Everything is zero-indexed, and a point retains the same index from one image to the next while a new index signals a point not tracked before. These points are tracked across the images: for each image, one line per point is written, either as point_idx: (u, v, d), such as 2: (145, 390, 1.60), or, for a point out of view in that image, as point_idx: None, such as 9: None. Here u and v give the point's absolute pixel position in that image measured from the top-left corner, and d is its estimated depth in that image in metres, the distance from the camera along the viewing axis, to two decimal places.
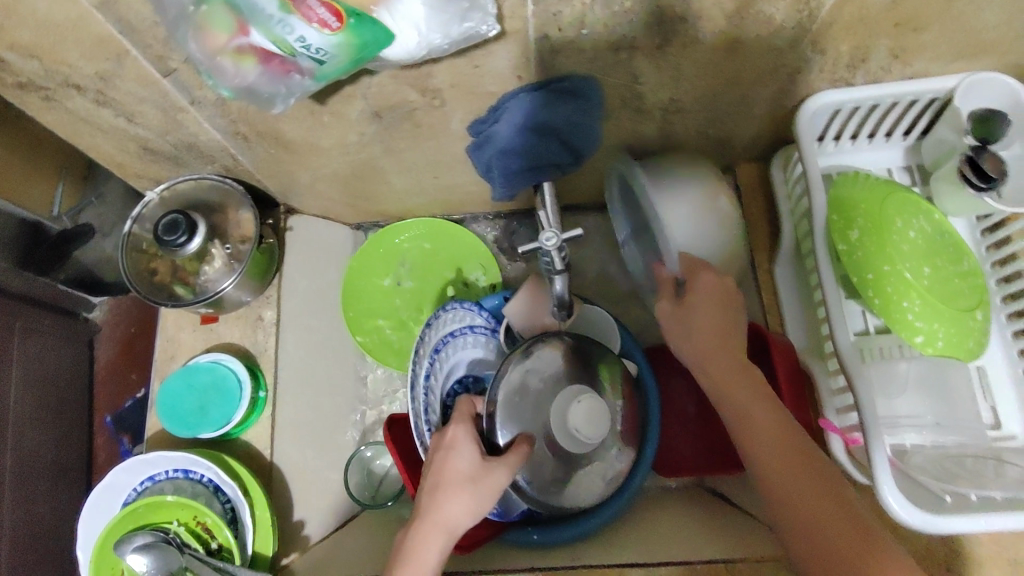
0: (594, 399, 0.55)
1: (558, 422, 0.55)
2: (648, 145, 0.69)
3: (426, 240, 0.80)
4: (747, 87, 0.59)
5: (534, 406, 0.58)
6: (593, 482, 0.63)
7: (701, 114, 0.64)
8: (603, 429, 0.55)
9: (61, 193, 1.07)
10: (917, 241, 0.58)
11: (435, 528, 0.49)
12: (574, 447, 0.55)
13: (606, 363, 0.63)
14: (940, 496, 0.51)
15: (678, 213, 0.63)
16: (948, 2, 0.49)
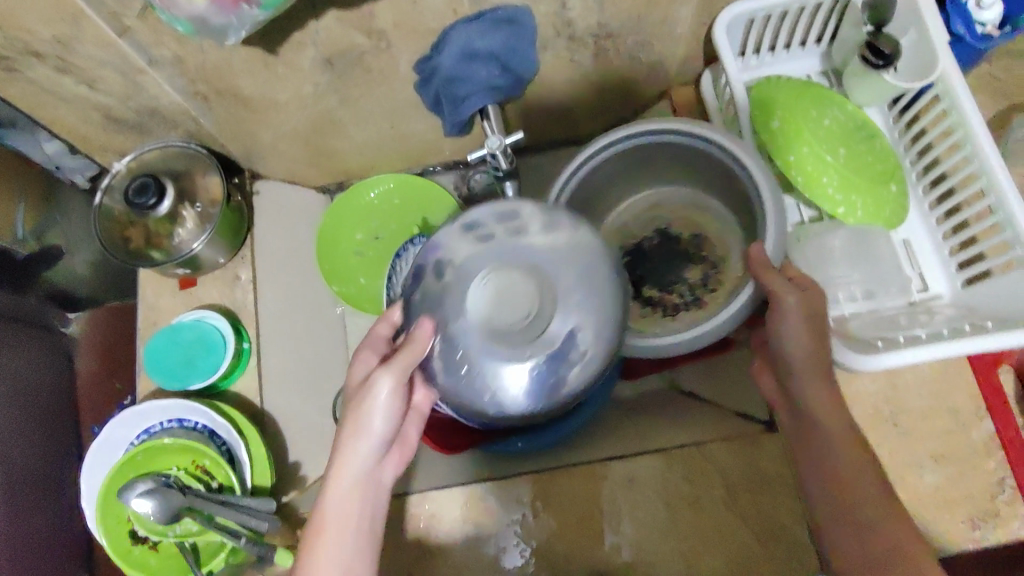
0: (513, 270, 0.47)
1: (474, 308, 0.47)
2: (586, 74, 0.74)
3: (390, 193, 0.84)
4: (668, 6, 0.64)
5: (450, 289, 0.48)
6: (550, 369, 0.46)
7: (630, 38, 0.68)
8: (529, 303, 0.46)
9: (21, 215, 1.00)
10: (831, 126, 0.63)
11: (340, 476, 0.48)
12: (505, 339, 0.46)
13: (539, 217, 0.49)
14: (874, 347, 0.57)
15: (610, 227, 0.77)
16: None
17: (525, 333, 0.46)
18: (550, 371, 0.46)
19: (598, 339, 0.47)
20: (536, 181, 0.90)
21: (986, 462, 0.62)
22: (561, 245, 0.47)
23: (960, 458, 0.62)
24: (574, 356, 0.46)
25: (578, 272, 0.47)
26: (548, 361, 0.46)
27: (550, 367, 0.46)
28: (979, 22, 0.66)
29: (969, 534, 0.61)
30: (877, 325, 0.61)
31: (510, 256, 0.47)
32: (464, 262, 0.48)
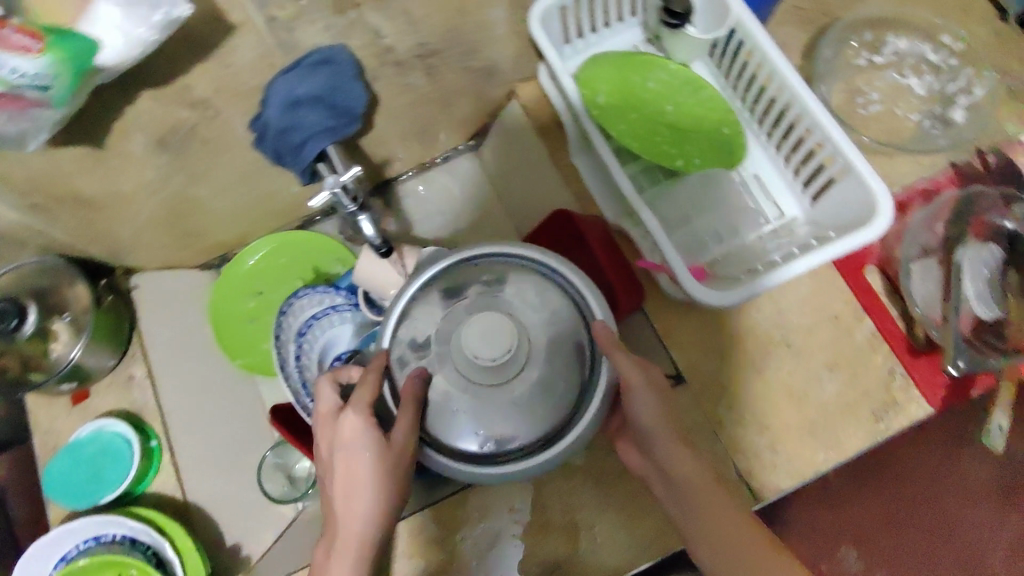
0: (489, 317, 0.51)
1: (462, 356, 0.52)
2: (426, 94, 0.76)
3: (275, 254, 0.83)
4: (480, 12, 0.67)
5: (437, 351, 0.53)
6: (534, 406, 0.52)
7: (456, 50, 0.71)
8: (501, 349, 0.51)
9: None
10: (657, 88, 0.67)
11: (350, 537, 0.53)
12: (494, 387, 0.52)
13: (502, 267, 0.55)
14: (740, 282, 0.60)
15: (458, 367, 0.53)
16: None
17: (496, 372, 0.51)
18: (535, 412, 0.52)
19: (568, 369, 0.53)
20: (416, 207, 0.90)
21: (875, 358, 0.66)
22: (526, 288, 0.54)
23: (852, 361, 0.66)
24: (553, 385, 0.53)
25: (544, 310, 0.54)
26: (532, 398, 0.52)
27: (537, 402, 0.52)
28: None
29: (876, 427, 0.64)
30: (741, 261, 0.65)
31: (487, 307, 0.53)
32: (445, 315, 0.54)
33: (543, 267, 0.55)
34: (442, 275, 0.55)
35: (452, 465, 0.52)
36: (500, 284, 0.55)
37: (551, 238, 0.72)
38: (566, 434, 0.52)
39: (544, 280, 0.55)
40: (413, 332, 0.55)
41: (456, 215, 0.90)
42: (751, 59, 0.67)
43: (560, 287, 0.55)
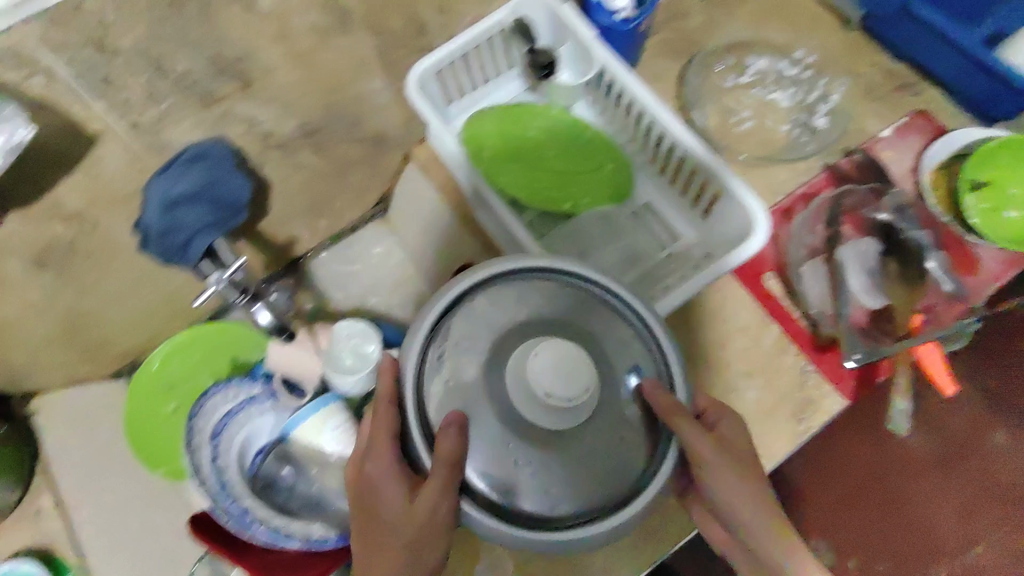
0: (560, 348, 0.44)
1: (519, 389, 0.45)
2: (318, 171, 0.76)
3: (183, 354, 0.77)
4: (355, 86, 0.68)
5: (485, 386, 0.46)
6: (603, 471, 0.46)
7: (339, 125, 0.72)
8: (573, 387, 0.43)
9: None
10: (537, 136, 0.71)
11: None
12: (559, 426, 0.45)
13: (556, 299, 0.49)
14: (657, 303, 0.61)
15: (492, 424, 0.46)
16: None
17: (555, 416, 0.44)
18: (588, 473, 0.46)
19: (628, 432, 0.47)
20: (331, 282, 0.87)
21: (787, 361, 0.68)
22: (608, 316, 0.49)
23: (768, 368, 0.68)
24: (615, 440, 0.47)
25: (608, 340, 0.49)
26: (601, 453, 0.46)
27: (601, 457, 0.46)
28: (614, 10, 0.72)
29: (799, 428, 0.66)
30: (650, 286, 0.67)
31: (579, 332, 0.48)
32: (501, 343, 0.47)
33: (598, 295, 0.50)
34: (496, 295, 0.49)
35: (490, 528, 0.45)
36: (559, 307, 0.49)
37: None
38: (635, 499, 0.46)
39: (615, 311, 0.50)
40: (457, 361, 0.47)
41: (371, 282, 0.87)
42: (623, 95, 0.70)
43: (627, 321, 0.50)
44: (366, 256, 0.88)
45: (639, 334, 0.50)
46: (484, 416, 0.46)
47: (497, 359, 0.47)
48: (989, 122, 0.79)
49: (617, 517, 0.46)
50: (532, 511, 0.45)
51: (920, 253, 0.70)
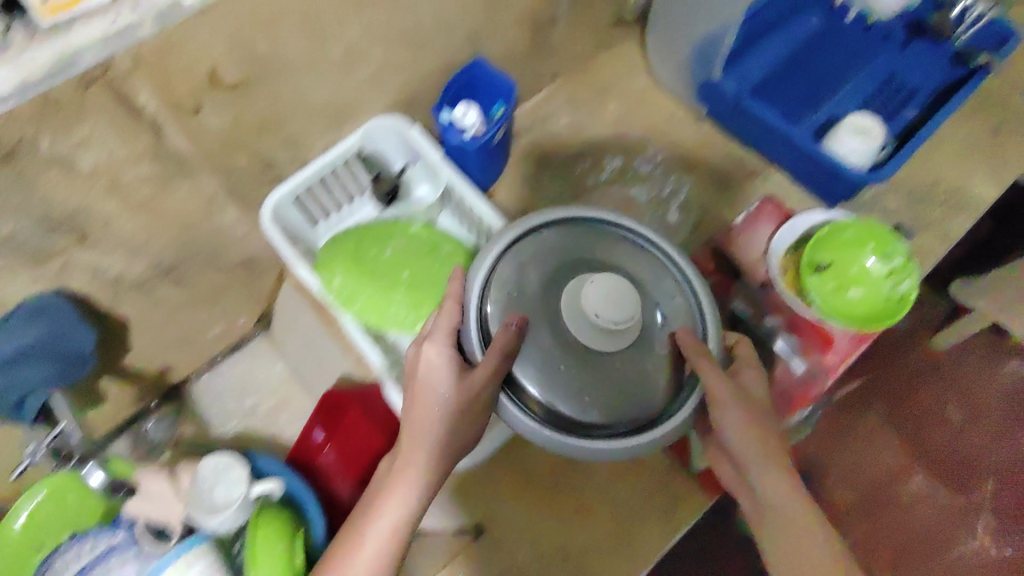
0: (611, 280, 0.53)
1: (576, 310, 0.54)
2: (186, 300, 0.76)
3: (49, 502, 0.70)
4: (209, 221, 0.69)
5: (556, 291, 0.56)
6: (643, 377, 0.56)
7: (199, 257, 0.72)
8: (625, 313, 0.52)
9: None
10: (393, 255, 0.70)
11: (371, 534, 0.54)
12: (632, 335, 0.55)
13: (581, 239, 0.59)
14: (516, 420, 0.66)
15: (644, 269, 0.59)
16: (273, 99, 0.63)
17: (629, 328, 0.54)
18: (630, 380, 0.55)
19: (695, 317, 0.59)
20: (213, 406, 0.86)
21: None
22: (641, 257, 0.60)
23: None
24: (637, 369, 0.55)
25: (652, 270, 0.60)
26: (630, 375, 0.55)
27: (633, 378, 0.55)
28: (463, 128, 0.76)
29: None
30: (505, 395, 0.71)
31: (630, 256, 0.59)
32: (553, 269, 0.57)
33: (649, 246, 0.61)
34: (549, 229, 0.59)
35: (532, 422, 0.54)
36: (602, 248, 0.59)
37: (331, 417, 0.77)
38: (646, 432, 0.55)
39: (653, 253, 0.61)
40: (507, 286, 0.56)
41: (257, 401, 0.87)
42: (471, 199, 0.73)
43: (666, 265, 0.60)
44: (249, 377, 0.88)
45: (672, 273, 0.60)
46: (539, 326, 0.55)
47: (558, 277, 0.56)
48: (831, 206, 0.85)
49: (631, 438, 0.54)
50: (571, 413, 0.54)
51: (767, 338, 0.76)
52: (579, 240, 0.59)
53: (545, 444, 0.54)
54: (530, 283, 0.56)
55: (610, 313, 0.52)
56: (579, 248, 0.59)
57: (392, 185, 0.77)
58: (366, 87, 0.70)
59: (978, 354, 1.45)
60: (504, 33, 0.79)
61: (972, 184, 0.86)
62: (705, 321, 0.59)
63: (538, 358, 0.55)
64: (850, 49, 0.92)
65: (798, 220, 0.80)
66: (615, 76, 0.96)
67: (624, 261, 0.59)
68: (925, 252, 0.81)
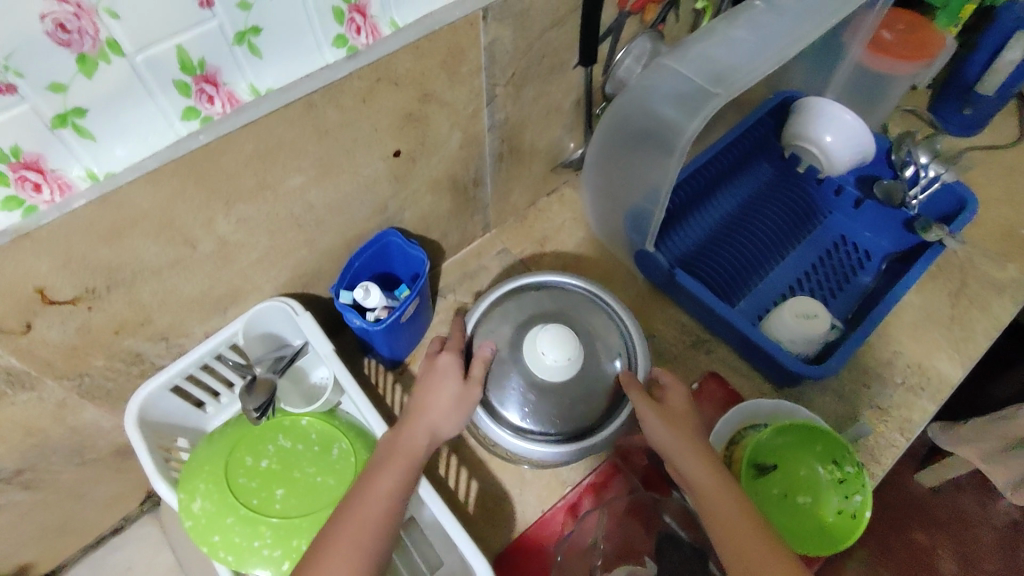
0: (559, 328, 0.66)
1: (531, 349, 0.67)
2: (47, 500, 0.67)
3: None
4: (66, 423, 0.61)
5: (517, 341, 0.69)
6: (586, 399, 0.67)
7: (58, 457, 0.64)
8: (567, 352, 0.65)
9: None
10: (271, 466, 0.61)
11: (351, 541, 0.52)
12: (580, 368, 0.67)
13: (558, 296, 0.73)
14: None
15: (598, 321, 0.71)
16: (134, 299, 0.57)
17: (568, 368, 0.66)
18: (571, 407, 0.66)
19: (635, 364, 0.69)
20: None
21: None
22: (598, 313, 0.72)
23: None
24: (582, 394, 0.67)
25: (604, 326, 0.71)
26: (573, 401, 0.67)
27: (577, 402, 0.67)
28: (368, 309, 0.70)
29: None
30: None
31: (589, 309, 0.72)
32: (523, 321, 0.71)
33: (607, 305, 0.72)
34: (521, 290, 0.73)
35: (493, 429, 0.66)
36: (560, 303, 0.72)
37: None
38: (586, 444, 0.65)
39: (613, 316, 0.72)
40: (484, 327, 0.71)
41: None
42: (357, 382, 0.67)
43: (617, 322, 0.72)
44: (129, 568, 0.79)
45: (621, 327, 0.71)
46: (504, 361, 0.68)
47: (525, 326, 0.70)
48: (777, 385, 0.78)
49: (569, 449, 0.65)
50: (525, 425, 0.66)
51: None
52: (547, 302, 0.72)
53: (505, 446, 0.66)
54: (505, 327, 0.71)
55: (550, 355, 0.65)
56: (574, 289, 0.74)
57: (267, 392, 0.64)
58: (253, 272, 0.64)
59: (968, 493, 1.32)
60: (418, 200, 0.74)
61: (933, 359, 0.79)
62: (641, 366, 0.69)
63: (501, 388, 0.67)
64: (795, 202, 0.90)
65: (746, 401, 0.74)
66: (553, 226, 0.92)
67: (586, 311, 0.72)
68: (879, 442, 0.73)
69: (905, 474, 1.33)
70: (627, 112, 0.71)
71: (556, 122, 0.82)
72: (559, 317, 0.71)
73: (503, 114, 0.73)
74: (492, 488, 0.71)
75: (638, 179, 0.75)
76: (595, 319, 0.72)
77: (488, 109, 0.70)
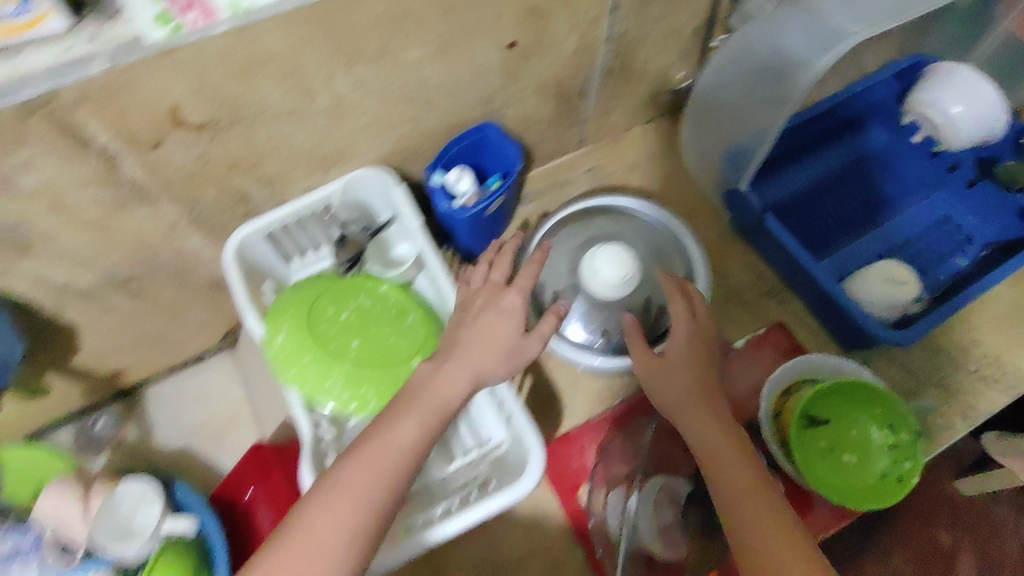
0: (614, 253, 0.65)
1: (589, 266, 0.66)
2: (144, 313, 0.74)
3: None
4: (172, 244, 0.67)
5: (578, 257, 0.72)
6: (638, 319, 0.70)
7: (160, 275, 0.70)
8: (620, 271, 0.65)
9: None
10: (350, 319, 0.65)
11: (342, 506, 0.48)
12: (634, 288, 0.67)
13: (627, 223, 0.75)
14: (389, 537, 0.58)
15: (662, 253, 0.73)
16: (251, 140, 0.60)
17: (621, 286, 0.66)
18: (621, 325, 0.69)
19: None
20: (162, 412, 0.85)
21: None
22: (663, 244, 0.73)
23: None
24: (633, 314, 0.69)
25: (666, 257, 0.73)
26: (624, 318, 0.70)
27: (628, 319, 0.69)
28: (456, 194, 0.73)
29: None
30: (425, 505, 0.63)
31: (654, 240, 0.74)
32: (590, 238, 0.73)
33: (674, 238, 0.73)
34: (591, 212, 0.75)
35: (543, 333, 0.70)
36: (628, 229, 0.74)
37: (256, 471, 0.74)
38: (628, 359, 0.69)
39: (678, 248, 0.73)
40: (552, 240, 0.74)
41: (214, 415, 0.86)
42: (438, 264, 0.70)
43: (681, 256, 0.73)
44: (206, 390, 0.87)
45: (684, 261, 0.72)
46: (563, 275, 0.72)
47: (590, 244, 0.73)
48: (844, 347, 0.77)
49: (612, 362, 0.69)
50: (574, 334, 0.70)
51: None
52: (614, 226, 0.74)
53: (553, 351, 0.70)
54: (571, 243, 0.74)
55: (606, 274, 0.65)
56: (645, 219, 0.75)
57: (353, 250, 0.74)
58: (358, 138, 0.67)
59: (1007, 508, 1.28)
60: (522, 99, 0.75)
61: (1014, 355, 0.76)
62: None
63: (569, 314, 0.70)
64: (903, 173, 0.86)
65: (810, 354, 0.73)
66: (645, 153, 0.91)
67: (652, 240, 0.74)
68: (937, 424, 0.72)
69: (942, 475, 1.29)
70: (757, 45, 0.69)
71: (673, 45, 0.80)
72: (625, 241, 0.73)
73: (624, 25, 0.71)
74: (544, 387, 0.73)
75: (749, 117, 0.73)
76: (660, 249, 0.73)
77: (609, 18, 0.69)
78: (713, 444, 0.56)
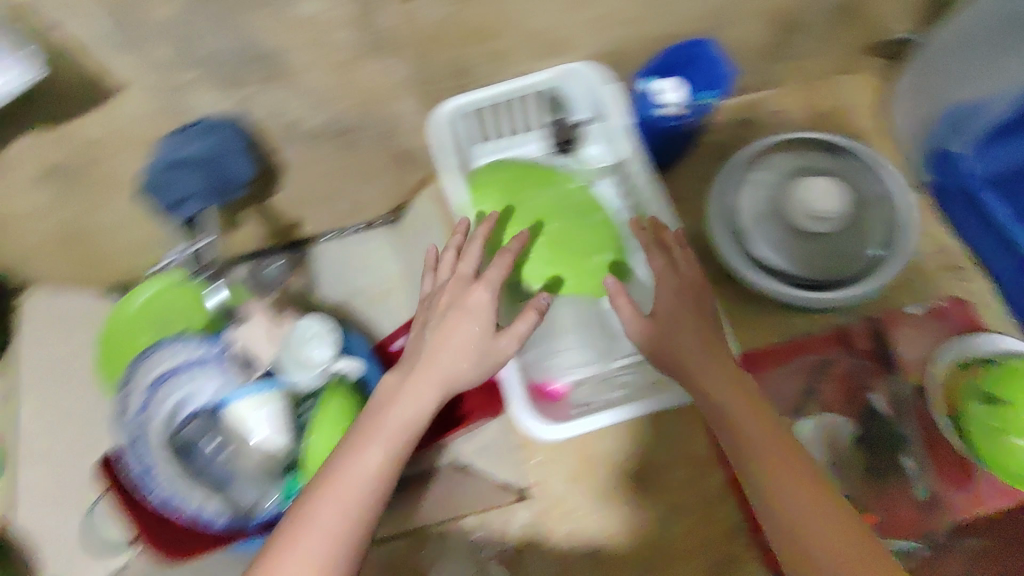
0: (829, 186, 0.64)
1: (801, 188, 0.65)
2: (339, 168, 0.78)
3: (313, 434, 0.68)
4: (387, 103, 0.70)
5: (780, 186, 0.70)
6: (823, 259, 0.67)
7: (366, 132, 0.74)
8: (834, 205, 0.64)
9: None
10: (545, 206, 0.69)
11: (314, 526, 0.48)
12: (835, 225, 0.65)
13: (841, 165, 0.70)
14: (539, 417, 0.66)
15: (870, 208, 0.68)
16: (492, 9, 0.61)
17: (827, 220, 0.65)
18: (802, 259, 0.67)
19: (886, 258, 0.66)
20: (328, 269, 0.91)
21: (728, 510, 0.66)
22: (874, 198, 0.68)
23: (705, 508, 0.67)
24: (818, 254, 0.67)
25: (873, 213, 0.68)
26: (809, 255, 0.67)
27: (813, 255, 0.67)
28: (662, 104, 0.73)
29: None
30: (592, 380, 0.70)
31: (865, 191, 0.69)
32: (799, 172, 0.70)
33: (886, 194, 0.68)
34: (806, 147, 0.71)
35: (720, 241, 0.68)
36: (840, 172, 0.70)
37: None
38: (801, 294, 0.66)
39: (889, 205, 0.68)
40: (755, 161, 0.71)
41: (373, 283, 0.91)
42: (638, 173, 0.71)
43: (889, 215, 0.68)
44: (367, 259, 0.92)
45: (893, 220, 0.67)
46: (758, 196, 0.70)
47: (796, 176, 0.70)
48: None
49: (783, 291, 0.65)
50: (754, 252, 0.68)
51: (899, 443, 0.66)
52: (825, 164, 0.71)
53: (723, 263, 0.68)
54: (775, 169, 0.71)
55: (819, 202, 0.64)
56: (860, 165, 0.70)
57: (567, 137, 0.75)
58: (582, 29, 0.67)
59: None
60: (746, 19, 0.72)
61: None
62: (897, 259, 0.65)
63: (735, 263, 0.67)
64: None
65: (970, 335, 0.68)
66: (845, 103, 0.84)
67: (863, 191, 0.69)
68: None
69: None
70: None
71: None
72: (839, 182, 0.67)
73: None
74: None
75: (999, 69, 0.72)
76: (868, 203, 0.69)
77: None
78: (731, 416, 0.53)
